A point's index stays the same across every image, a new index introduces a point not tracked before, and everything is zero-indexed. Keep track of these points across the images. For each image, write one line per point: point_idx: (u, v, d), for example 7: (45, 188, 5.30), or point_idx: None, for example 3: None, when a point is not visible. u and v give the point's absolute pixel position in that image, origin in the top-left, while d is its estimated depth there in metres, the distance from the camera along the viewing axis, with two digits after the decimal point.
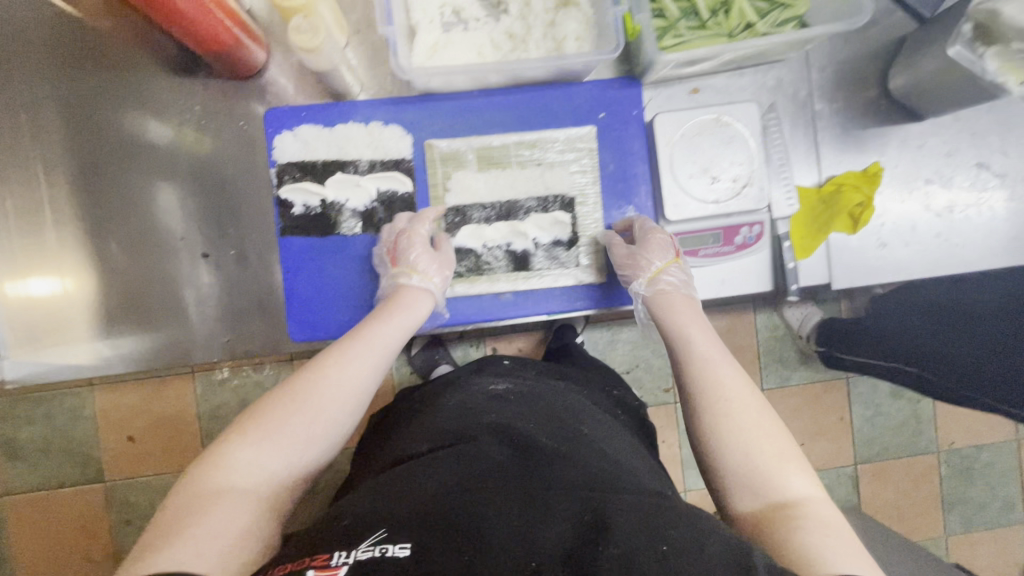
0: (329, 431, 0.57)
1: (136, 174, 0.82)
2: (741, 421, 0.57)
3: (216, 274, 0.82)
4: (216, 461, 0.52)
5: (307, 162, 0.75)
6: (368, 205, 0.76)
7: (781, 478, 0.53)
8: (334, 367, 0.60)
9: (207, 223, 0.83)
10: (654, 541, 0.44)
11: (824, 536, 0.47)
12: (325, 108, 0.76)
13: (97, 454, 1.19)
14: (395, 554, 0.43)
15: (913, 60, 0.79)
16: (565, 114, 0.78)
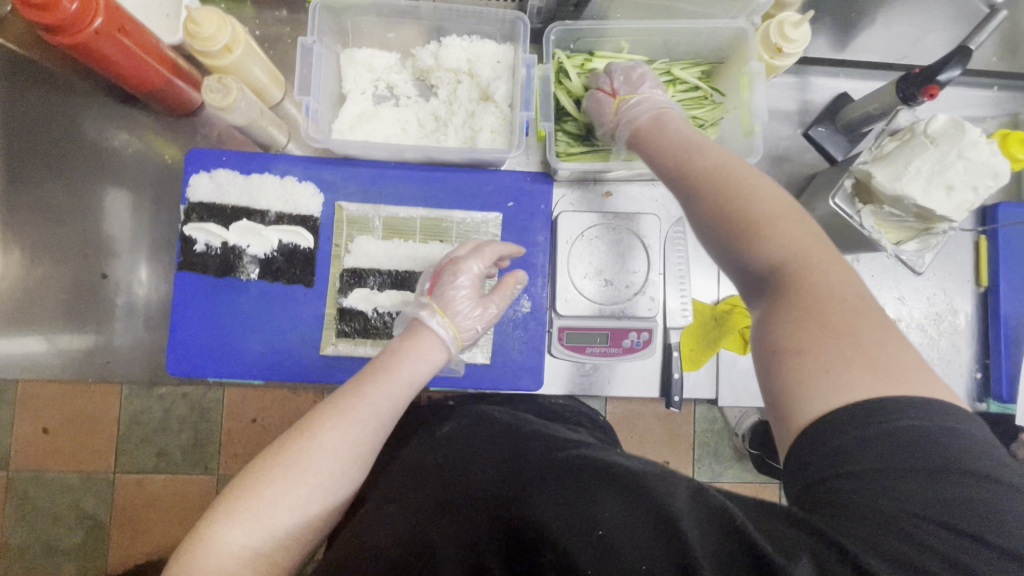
0: (326, 501, 0.53)
1: (91, 181, 0.86)
2: (714, 195, 0.53)
3: (155, 284, 0.87)
4: (202, 548, 0.48)
5: (216, 205, 0.78)
6: (267, 253, 0.78)
7: (759, 244, 0.50)
8: (329, 431, 0.54)
9: (147, 236, 0.87)
10: (587, 525, 0.39)
11: (799, 354, 0.44)
12: (246, 156, 0.79)
13: (5, 443, 1.17)
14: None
15: (811, 201, 0.83)
16: (475, 197, 0.82)
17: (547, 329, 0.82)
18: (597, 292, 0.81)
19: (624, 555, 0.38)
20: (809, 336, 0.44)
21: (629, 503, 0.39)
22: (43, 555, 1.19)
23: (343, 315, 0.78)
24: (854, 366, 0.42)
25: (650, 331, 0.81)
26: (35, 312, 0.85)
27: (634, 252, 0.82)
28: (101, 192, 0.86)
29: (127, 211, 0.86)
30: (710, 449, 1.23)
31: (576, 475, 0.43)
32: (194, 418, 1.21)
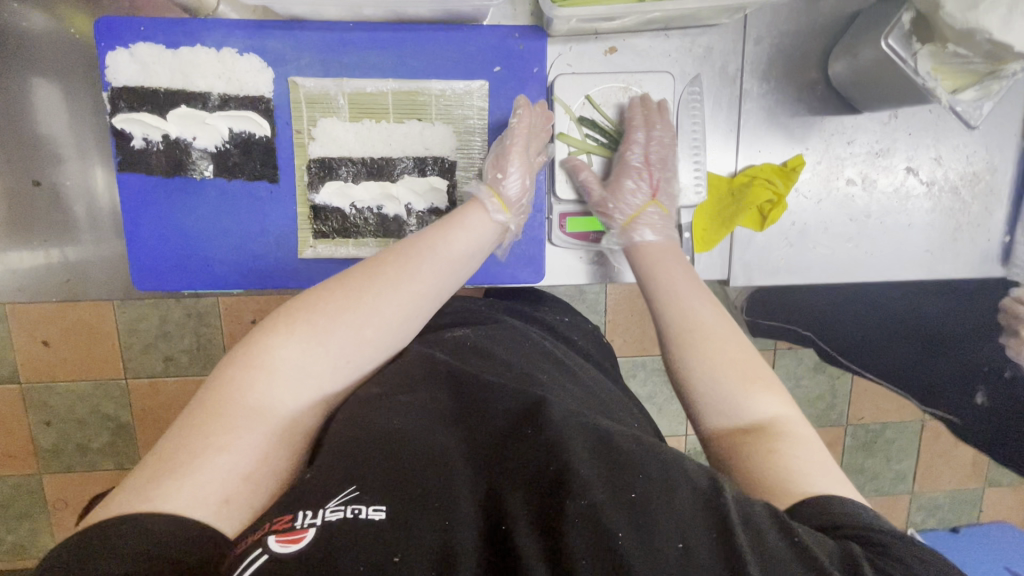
0: (382, 341, 0.53)
1: None
2: (702, 344, 0.56)
3: (105, 191, 0.77)
4: (259, 361, 0.48)
5: (146, 89, 0.65)
6: (219, 146, 0.67)
7: (740, 396, 0.51)
8: (390, 280, 0.55)
9: (77, 135, 0.75)
10: (625, 491, 0.37)
11: (794, 458, 0.46)
12: (169, 24, 0.64)
13: (8, 357, 1.15)
14: (366, 516, 0.36)
15: (853, 45, 0.71)
16: (454, 63, 0.69)
17: (547, 216, 0.74)
18: (604, 170, 0.74)
19: (661, 526, 0.36)
20: (797, 457, 0.46)
21: (672, 479, 0.38)
22: (76, 456, 1.23)
23: (318, 213, 0.70)
24: (834, 478, 0.45)
25: None
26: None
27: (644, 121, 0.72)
28: (15, 79, 0.72)
29: (55, 102, 0.73)
30: None
31: (621, 441, 0.41)
32: (191, 324, 1.18)
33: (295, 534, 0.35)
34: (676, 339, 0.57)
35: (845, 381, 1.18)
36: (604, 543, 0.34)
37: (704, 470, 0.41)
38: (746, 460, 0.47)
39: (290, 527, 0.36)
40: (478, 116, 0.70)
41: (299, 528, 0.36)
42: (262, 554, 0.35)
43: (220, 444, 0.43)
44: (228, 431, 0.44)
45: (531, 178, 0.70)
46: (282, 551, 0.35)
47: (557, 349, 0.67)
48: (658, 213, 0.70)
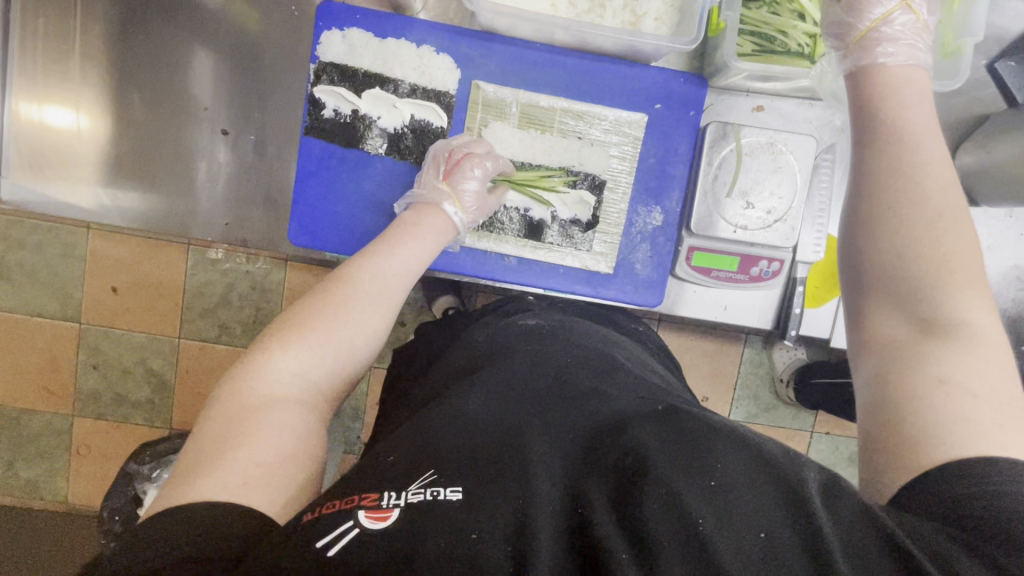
0: (363, 337, 0.58)
1: (177, 30, 0.78)
2: (911, 221, 0.47)
3: (233, 157, 0.81)
4: (258, 369, 0.51)
5: (348, 68, 0.72)
6: (398, 129, 0.73)
7: (946, 293, 0.44)
8: (360, 277, 0.60)
9: (232, 100, 0.80)
10: (701, 467, 0.37)
11: (972, 395, 0.39)
12: (382, 17, 0.72)
13: (77, 296, 1.20)
14: (444, 498, 0.36)
15: (987, 142, 0.76)
16: (620, 94, 0.75)
17: (675, 247, 0.78)
18: (736, 215, 0.75)
19: (743, 509, 0.35)
20: (977, 383, 0.40)
21: (750, 465, 0.37)
22: (113, 404, 1.26)
23: None
24: (1015, 430, 0.38)
25: (782, 262, 0.78)
26: (136, 166, 0.82)
27: (782, 176, 0.76)
28: (199, 40, 0.78)
29: (212, 70, 0.79)
30: (751, 392, 1.23)
31: (696, 423, 0.40)
32: (254, 296, 1.21)
33: (382, 513, 0.37)
34: (857, 220, 0.49)
35: None
36: (687, 521, 0.34)
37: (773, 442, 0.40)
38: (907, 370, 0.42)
39: (377, 505, 0.37)
40: (632, 144, 0.76)
41: (385, 507, 0.37)
42: (353, 527, 0.36)
43: (247, 439, 0.45)
44: (246, 430, 0.46)
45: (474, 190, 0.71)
46: (372, 528, 0.36)
47: (621, 341, 0.70)
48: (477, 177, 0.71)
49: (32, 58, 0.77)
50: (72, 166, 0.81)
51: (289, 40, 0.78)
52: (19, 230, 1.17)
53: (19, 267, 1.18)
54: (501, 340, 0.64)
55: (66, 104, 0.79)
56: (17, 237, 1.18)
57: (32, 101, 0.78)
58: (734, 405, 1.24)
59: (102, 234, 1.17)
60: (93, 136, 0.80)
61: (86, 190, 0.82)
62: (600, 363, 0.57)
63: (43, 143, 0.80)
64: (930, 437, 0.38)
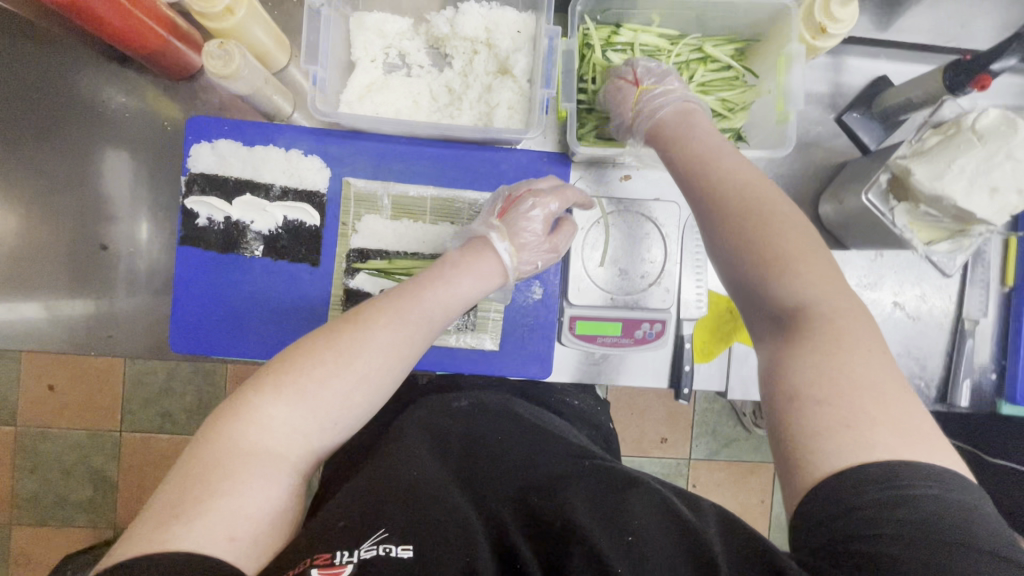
0: (376, 389, 0.55)
1: (55, 152, 0.81)
2: (745, 226, 0.51)
3: (113, 268, 0.82)
4: (248, 417, 0.49)
5: (218, 177, 0.74)
6: (272, 230, 0.75)
7: (787, 282, 0.48)
8: (382, 326, 0.55)
9: (112, 213, 0.82)
10: (620, 534, 0.47)
11: (821, 398, 0.42)
12: (250, 126, 0.75)
13: (13, 397, 1.26)
14: (397, 554, 0.45)
15: (839, 192, 0.80)
16: (488, 178, 0.78)
17: (558, 317, 0.79)
18: (611, 282, 0.78)
19: (655, 562, 0.44)
20: (830, 383, 0.42)
21: (654, 522, 0.48)
22: (56, 505, 1.29)
23: (349, 297, 0.76)
24: (889, 423, 0.40)
25: (664, 323, 0.79)
26: (15, 283, 0.82)
27: (651, 240, 0.78)
28: (80, 160, 0.81)
29: (125, 169, 0.82)
30: (708, 427, 1.33)
31: (616, 497, 0.51)
32: (196, 381, 1.29)
33: (335, 569, 0.44)
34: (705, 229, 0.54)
35: None
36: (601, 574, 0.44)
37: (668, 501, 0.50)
38: (772, 386, 0.45)
39: (330, 562, 0.44)
40: None
41: (338, 564, 0.44)
42: None
43: (222, 495, 0.46)
44: (224, 485, 0.46)
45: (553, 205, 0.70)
46: None
47: (551, 416, 0.75)
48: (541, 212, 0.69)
49: None
50: None
51: (166, 155, 0.82)
52: None
53: None
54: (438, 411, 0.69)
55: None
56: None
57: None
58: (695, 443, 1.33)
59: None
60: None
61: None
62: (538, 431, 0.66)
63: None
64: (805, 453, 0.41)
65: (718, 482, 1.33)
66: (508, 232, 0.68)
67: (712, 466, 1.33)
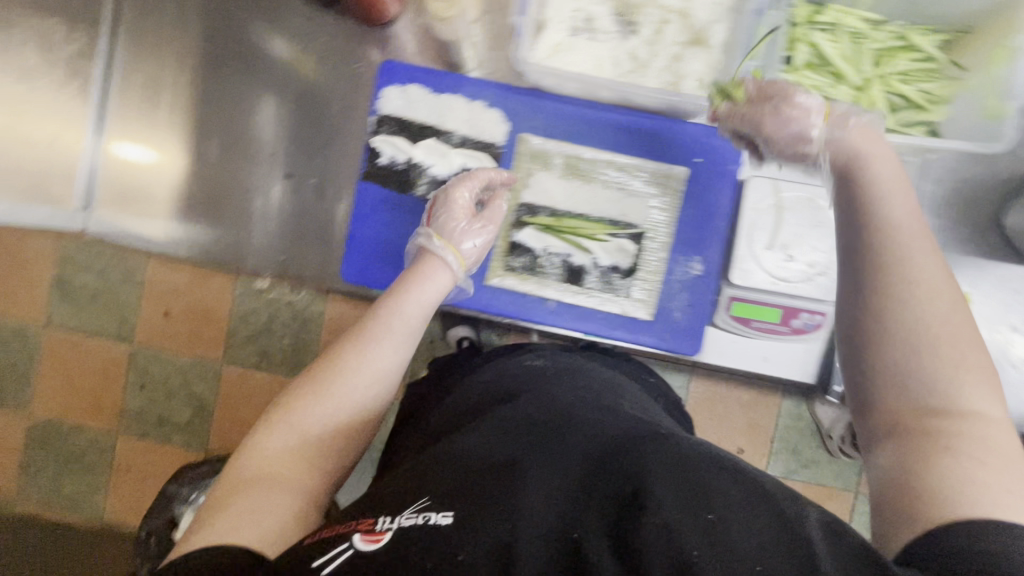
0: (362, 400, 0.59)
1: (247, 85, 0.85)
2: (928, 306, 0.46)
3: (290, 197, 0.85)
4: (247, 451, 0.54)
5: (405, 120, 0.78)
6: (448, 176, 0.78)
7: (954, 383, 0.43)
8: (353, 350, 0.61)
9: (297, 144, 0.85)
10: (698, 506, 0.39)
11: (964, 456, 0.40)
12: (440, 74, 0.77)
13: (132, 319, 1.32)
14: (437, 521, 0.41)
15: None
16: (661, 148, 0.78)
17: (715, 296, 0.79)
18: (778, 267, 0.76)
19: (735, 545, 0.37)
20: (983, 448, 0.40)
21: (746, 511, 0.39)
22: (157, 424, 1.35)
23: (514, 249, 0.79)
24: (1021, 499, 0.38)
25: (825, 316, 0.77)
26: (203, 205, 0.87)
27: (824, 231, 0.76)
28: (253, 97, 0.85)
29: (279, 117, 0.85)
30: (789, 446, 1.19)
31: (683, 457, 0.43)
32: (294, 326, 1.29)
33: (375, 534, 0.43)
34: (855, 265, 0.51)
35: None
36: (674, 553, 0.36)
37: (773, 482, 0.44)
38: (911, 438, 0.43)
39: (372, 529, 0.43)
40: (672, 197, 0.78)
41: (378, 530, 0.43)
42: (349, 547, 0.42)
43: (232, 508, 0.49)
44: (237, 498, 0.50)
45: (461, 190, 0.74)
46: (367, 548, 0.42)
47: (625, 381, 0.71)
48: (464, 194, 0.73)
49: (126, 103, 0.85)
50: (144, 203, 0.87)
51: (349, 92, 0.83)
52: (89, 254, 1.31)
53: (84, 287, 1.32)
54: (512, 377, 0.69)
55: (145, 151, 0.86)
56: (85, 260, 1.32)
57: (124, 131, 0.85)
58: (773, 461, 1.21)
59: (162, 264, 1.30)
60: (167, 177, 0.86)
61: (159, 225, 0.87)
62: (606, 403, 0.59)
63: (126, 178, 0.86)
64: (942, 494, 0.38)
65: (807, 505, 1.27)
66: (437, 231, 0.73)
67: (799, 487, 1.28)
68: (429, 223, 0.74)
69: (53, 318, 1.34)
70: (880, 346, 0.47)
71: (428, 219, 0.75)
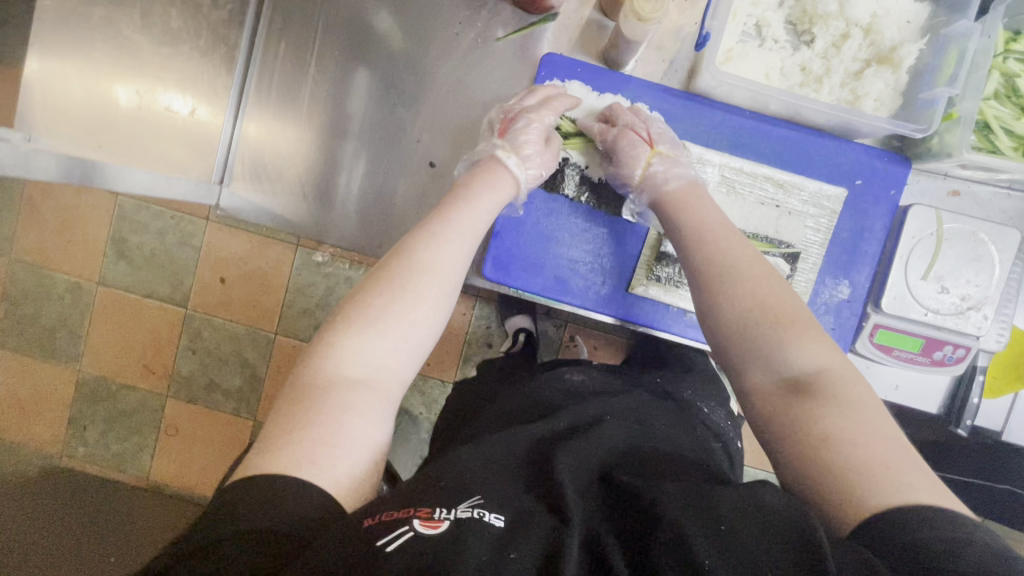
0: (431, 310, 0.60)
1: (381, 63, 0.82)
2: (738, 282, 0.58)
3: (429, 188, 0.83)
4: (324, 351, 0.55)
5: (565, 117, 0.77)
6: (602, 179, 0.77)
7: (783, 346, 0.53)
8: (422, 242, 0.61)
9: (442, 131, 0.82)
10: (711, 520, 0.43)
11: (850, 445, 0.46)
12: (603, 73, 0.77)
13: (187, 283, 1.30)
14: (490, 520, 0.45)
15: None
16: (822, 166, 0.76)
17: (858, 322, 0.79)
18: (930, 298, 0.75)
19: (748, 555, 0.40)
20: (855, 434, 0.46)
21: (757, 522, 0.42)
22: (206, 389, 1.31)
23: (661, 259, 0.78)
24: (902, 467, 0.44)
25: (968, 350, 0.76)
26: (328, 184, 0.84)
27: (982, 266, 0.74)
28: (347, 72, 0.82)
29: (371, 88, 0.82)
30: None
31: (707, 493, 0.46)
32: None
33: (433, 522, 0.44)
34: (698, 283, 0.61)
35: None
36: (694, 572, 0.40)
37: (777, 495, 0.45)
38: (800, 436, 0.48)
39: (430, 516, 0.44)
40: (829, 218, 0.77)
41: (436, 519, 0.44)
42: (409, 530, 0.43)
43: (303, 428, 0.49)
44: (311, 411, 0.50)
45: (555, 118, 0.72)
46: (427, 532, 0.43)
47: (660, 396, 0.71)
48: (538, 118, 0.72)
49: (268, 85, 0.83)
50: (280, 180, 0.85)
51: (505, 81, 0.81)
52: (147, 215, 1.28)
53: (140, 248, 1.29)
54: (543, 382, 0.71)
55: (282, 125, 0.83)
56: (142, 221, 1.29)
57: (265, 106, 0.83)
58: None
59: (220, 228, 1.28)
60: (301, 155, 0.84)
61: (288, 203, 0.85)
62: (640, 426, 0.62)
63: (263, 153, 0.84)
64: (853, 484, 0.44)
65: None
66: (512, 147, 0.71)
67: None
68: (503, 136, 0.72)
69: (101, 276, 1.30)
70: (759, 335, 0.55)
71: (502, 132, 0.72)
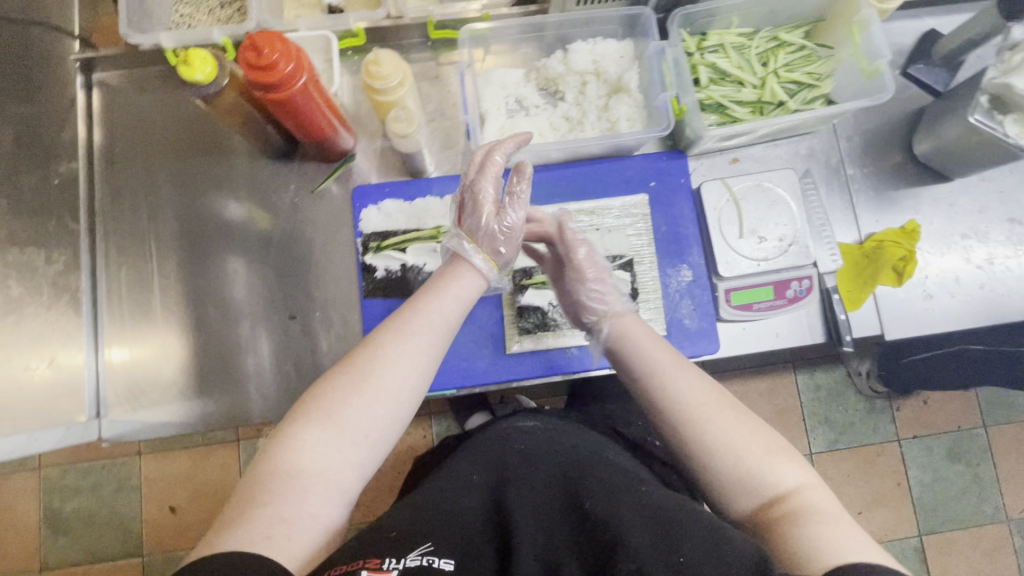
0: (391, 409, 0.57)
1: (218, 250, 0.89)
2: (721, 417, 0.57)
3: (312, 334, 0.87)
4: (289, 441, 0.53)
5: (388, 231, 0.87)
6: None
7: (771, 469, 0.54)
8: (392, 339, 0.58)
9: (289, 283, 0.88)
10: (668, 550, 0.45)
11: (815, 524, 0.48)
12: (407, 184, 0.89)
13: (135, 529, 1.22)
14: (440, 566, 0.48)
15: (934, 127, 0.86)
16: (619, 184, 0.88)
17: (711, 294, 0.85)
18: (754, 250, 0.83)
19: None
20: (816, 520, 0.48)
21: (710, 543, 0.45)
22: None
23: (523, 313, 0.83)
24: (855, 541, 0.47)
25: (810, 278, 0.83)
26: (214, 375, 0.86)
27: (780, 207, 0.84)
28: (222, 260, 0.89)
29: (226, 268, 0.88)
30: (820, 418, 1.30)
31: (667, 517, 0.49)
32: None
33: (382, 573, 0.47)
34: (677, 426, 0.58)
35: (984, 466, 1.30)
36: None
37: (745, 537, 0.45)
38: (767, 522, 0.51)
39: (378, 566, 0.47)
40: (643, 221, 0.86)
41: (385, 568, 0.47)
42: None
43: (265, 506, 0.50)
44: (273, 495, 0.51)
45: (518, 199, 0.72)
46: None
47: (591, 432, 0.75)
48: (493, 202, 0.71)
49: (120, 310, 0.87)
50: (156, 392, 0.85)
51: (331, 223, 0.89)
52: (75, 476, 1.24)
53: (75, 513, 1.23)
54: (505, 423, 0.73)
55: (144, 334, 0.87)
56: (71, 484, 1.24)
57: (122, 334, 0.86)
58: (812, 437, 1.29)
59: (152, 457, 1.24)
60: (172, 360, 0.86)
61: (170, 411, 0.85)
62: (597, 455, 0.64)
63: (137, 374, 0.85)
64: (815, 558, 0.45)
65: (854, 473, 1.29)
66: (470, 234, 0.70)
67: (837, 458, 1.29)
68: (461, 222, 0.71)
69: (42, 561, 1.22)
70: (741, 479, 0.54)
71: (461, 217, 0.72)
